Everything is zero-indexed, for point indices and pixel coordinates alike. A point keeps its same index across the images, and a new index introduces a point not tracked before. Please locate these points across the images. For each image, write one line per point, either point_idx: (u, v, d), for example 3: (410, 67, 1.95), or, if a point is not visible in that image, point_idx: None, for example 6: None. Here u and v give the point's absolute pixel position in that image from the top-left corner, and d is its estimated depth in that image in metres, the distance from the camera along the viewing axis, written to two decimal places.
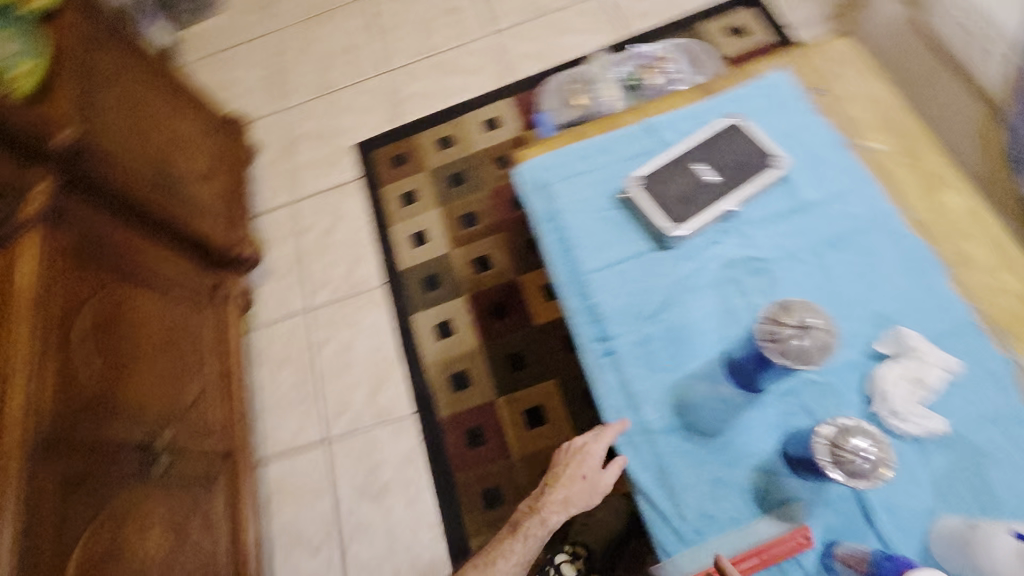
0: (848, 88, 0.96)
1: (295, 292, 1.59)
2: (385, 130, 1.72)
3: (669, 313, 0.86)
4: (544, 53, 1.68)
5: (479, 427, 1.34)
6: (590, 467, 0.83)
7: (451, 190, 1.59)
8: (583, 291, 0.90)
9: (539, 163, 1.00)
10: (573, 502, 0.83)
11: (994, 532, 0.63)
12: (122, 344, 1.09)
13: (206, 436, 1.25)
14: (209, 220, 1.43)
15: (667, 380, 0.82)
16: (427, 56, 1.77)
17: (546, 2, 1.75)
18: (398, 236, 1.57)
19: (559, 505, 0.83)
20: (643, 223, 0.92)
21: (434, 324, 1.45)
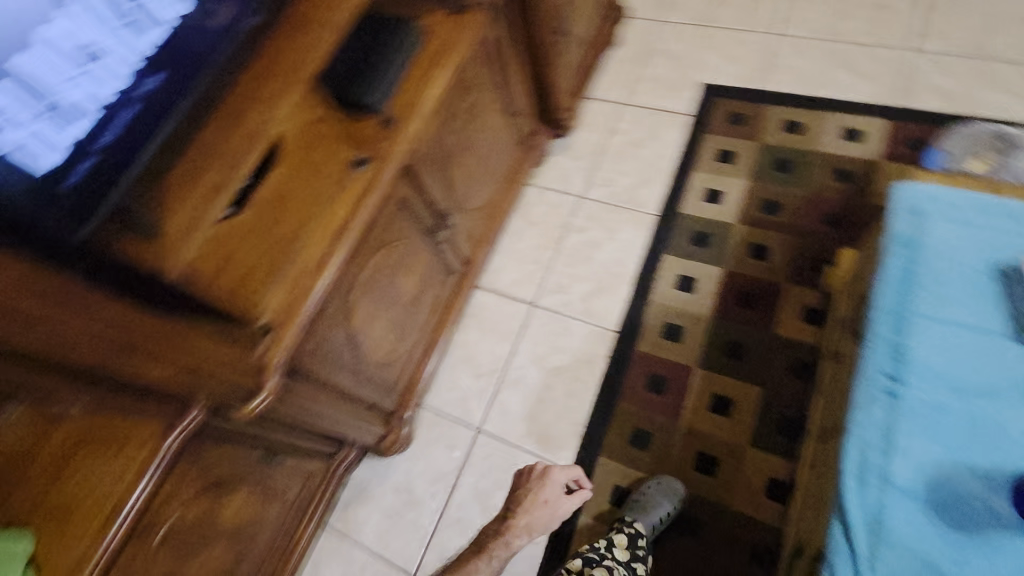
0: None
1: (578, 177, 1.70)
2: (740, 85, 1.70)
3: (988, 400, 0.79)
4: (954, 96, 1.50)
5: (664, 379, 1.37)
6: (555, 489, 1.24)
7: (769, 173, 1.55)
8: (906, 327, 0.84)
9: (931, 189, 0.93)
10: (533, 528, 1.21)
11: None
12: (467, 131, 1.27)
13: (464, 240, 1.42)
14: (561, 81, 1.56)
15: (943, 456, 0.77)
16: (826, 40, 1.67)
17: (992, 47, 1.54)
18: (694, 183, 1.59)
19: (523, 530, 1.20)
20: (1016, 307, 0.83)
21: (680, 273, 1.48)
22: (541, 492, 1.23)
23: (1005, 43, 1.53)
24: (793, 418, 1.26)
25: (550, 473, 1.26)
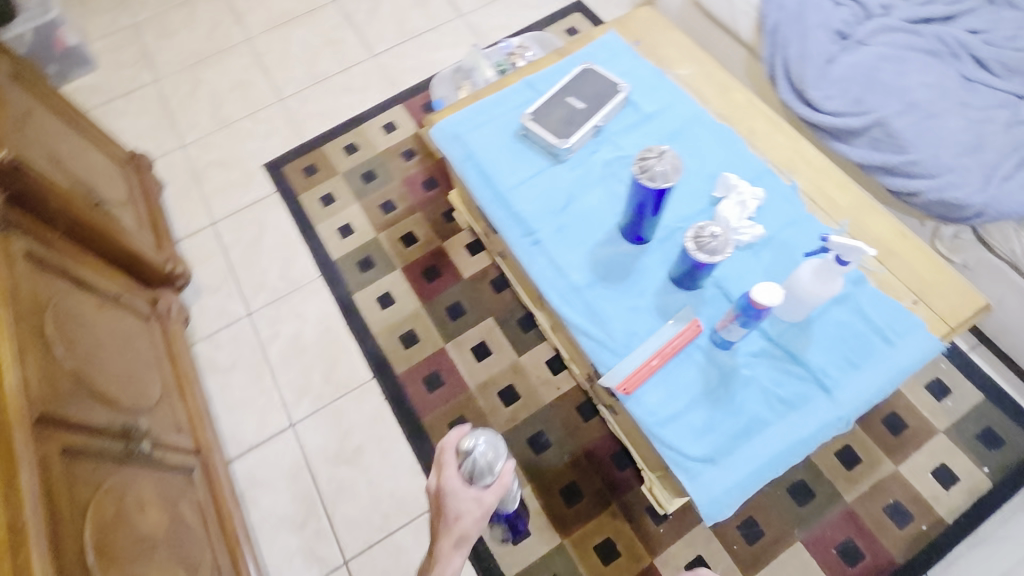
0: (657, 40, 1.34)
1: (232, 302, 1.64)
2: (291, 147, 1.91)
3: (574, 201, 1.15)
4: (422, 68, 2.01)
5: (434, 373, 1.49)
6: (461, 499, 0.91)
7: (366, 186, 1.80)
8: (507, 202, 1.17)
9: (451, 121, 1.27)
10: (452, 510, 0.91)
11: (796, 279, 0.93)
12: (94, 337, 1.17)
13: (173, 405, 1.29)
14: (140, 243, 1.49)
15: (584, 251, 1.10)
16: (317, 82, 2.03)
17: (412, 27, 2.10)
18: (327, 233, 1.73)
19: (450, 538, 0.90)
20: (539, 148, 1.21)
21: (376, 297, 1.61)
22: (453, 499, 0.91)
23: (417, 20, 2.12)
24: (524, 315, 1.53)
25: (448, 470, 0.93)
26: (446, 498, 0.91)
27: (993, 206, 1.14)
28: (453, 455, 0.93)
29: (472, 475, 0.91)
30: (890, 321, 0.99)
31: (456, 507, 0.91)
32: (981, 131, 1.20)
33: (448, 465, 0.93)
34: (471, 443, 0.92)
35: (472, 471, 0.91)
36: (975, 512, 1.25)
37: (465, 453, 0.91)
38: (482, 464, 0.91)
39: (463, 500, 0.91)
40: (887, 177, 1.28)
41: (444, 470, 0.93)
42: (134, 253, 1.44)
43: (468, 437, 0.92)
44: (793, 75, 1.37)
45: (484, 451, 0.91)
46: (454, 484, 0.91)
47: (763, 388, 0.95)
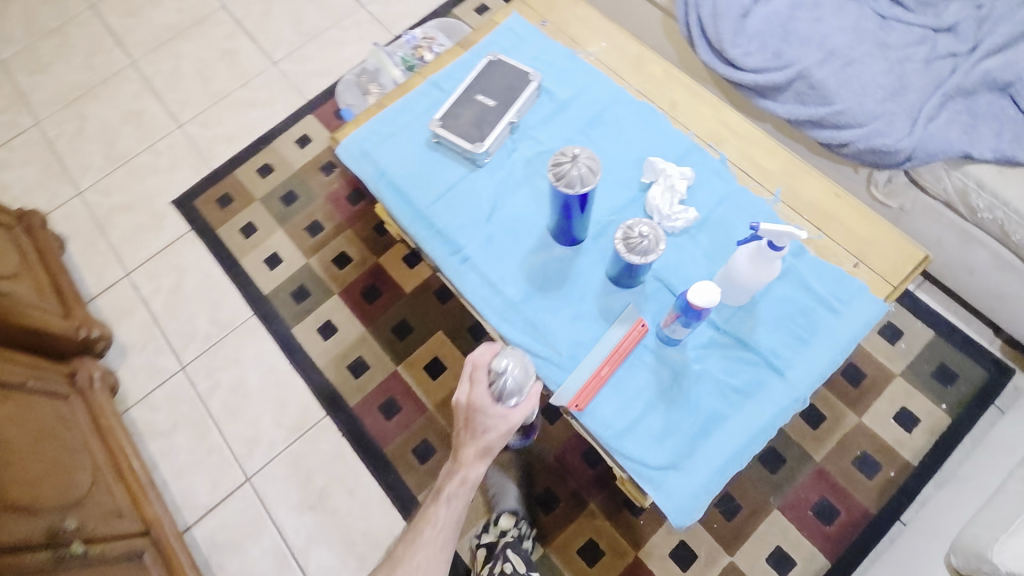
0: (564, 16, 1.25)
1: (162, 357, 1.52)
2: (200, 177, 1.75)
3: (499, 209, 1.08)
4: (329, 71, 1.87)
5: (390, 399, 1.42)
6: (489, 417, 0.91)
7: (288, 209, 1.67)
8: (428, 219, 1.08)
9: (356, 137, 1.17)
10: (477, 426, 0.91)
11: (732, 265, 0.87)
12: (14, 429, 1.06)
13: (109, 488, 1.20)
14: (46, 312, 1.36)
15: (516, 262, 1.03)
16: (218, 101, 1.87)
17: (311, 26, 1.94)
18: (253, 266, 1.60)
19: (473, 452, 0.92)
20: (454, 155, 1.12)
21: (316, 328, 1.51)
22: (483, 416, 0.91)
23: (315, 18, 1.95)
24: (474, 323, 1.47)
25: (477, 387, 0.91)
26: (474, 412, 0.91)
27: (921, 150, 1.12)
28: (483, 371, 0.92)
29: (500, 393, 0.90)
30: (834, 289, 0.97)
31: (484, 420, 0.91)
32: (901, 72, 1.17)
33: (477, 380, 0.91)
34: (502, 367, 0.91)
35: (500, 390, 0.90)
36: (938, 450, 1.27)
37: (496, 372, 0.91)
38: (512, 383, 0.90)
39: (491, 416, 0.90)
40: (816, 130, 1.24)
41: (473, 386, 0.92)
42: (40, 325, 1.31)
43: (502, 359, 0.90)
44: (709, 34, 1.31)
45: (515, 373, 0.90)
46: (484, 398, 0.90)
47: (717, 381, 0.92)
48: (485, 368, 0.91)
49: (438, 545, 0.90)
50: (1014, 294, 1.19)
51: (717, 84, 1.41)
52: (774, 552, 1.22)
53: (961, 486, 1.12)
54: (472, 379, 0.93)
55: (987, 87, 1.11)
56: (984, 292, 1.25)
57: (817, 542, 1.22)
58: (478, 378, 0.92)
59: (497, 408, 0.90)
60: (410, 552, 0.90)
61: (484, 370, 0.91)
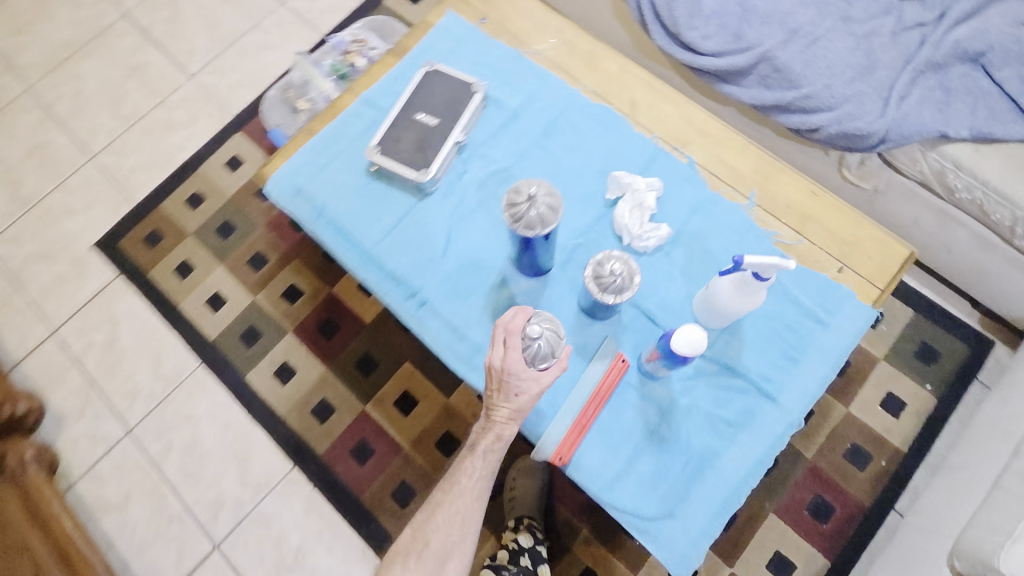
0: (504, 10, 1.11)
1: (104, 423, 1.39)
2: (123, 214, 1.57)
3: (454, 242, 0.97)
4: (252, 80, 1.67)
5: (361, 442, 1.33)
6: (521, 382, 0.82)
7: (225, 242, 1.51)
8: (378, 261, 0.98)
9: (285, 172, 1.03)
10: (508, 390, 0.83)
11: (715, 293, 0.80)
12: None
13: None
14: None
15: (479, 301, 0.94)
16: (131, 125, 1.67)
17: (228, 30, 1.73)
18: (194, 310, 1.46)
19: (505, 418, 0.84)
20: (398, 185, 1.01)
21: (273, 372, 1.39)
22: (515, 381, 0.82)
23: (231, 20, 1.74)
24: None
25: (508, 351, 0.82)
26: (507, 376, 0.81)
27: (894, 132, 1.05)
28: (513, 330, 0.82)
29: (535, 355, 0.80)
30: (820, 298, 0.90)
31: (517, 384, 0.82)
32: (868, 47, 1.09)
33: (507, 339, 0.82)
34: (536, 326, 0.82)
35: (535, 352, 0.80)
36: (926, 433, 1.26)
37: (531, 332, 0.81)
38: (547, 347, 0.82)
39: (525, 379, 0.82)
40: (785, 115, 1.15)
41: (503, 345, 0.82)
42: None
43: (533, 324, 0.81)
44: (664, 17, 1.20)
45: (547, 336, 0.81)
46: (516, 359, 0.81)
47: (706, 414, 0.86)
48: (516, 326, 0.82)
49: (474, 493, 0.86)
50: (993, 269, 1.16)
51: (677, 69, 1.31)
52: (774, 556, 1.20)
53: (956, 475, 1.10)
54: (500, 338, 0.83)
55: (959, 58, 1.04)
56: (964, 268, 1.21)
57: (815, 541, 1.20)
58: (508, 343, 0.82)
59: (531, 370, 0.81)
60: (448, 500, 0.85)
61: (517, 328, 0.81)
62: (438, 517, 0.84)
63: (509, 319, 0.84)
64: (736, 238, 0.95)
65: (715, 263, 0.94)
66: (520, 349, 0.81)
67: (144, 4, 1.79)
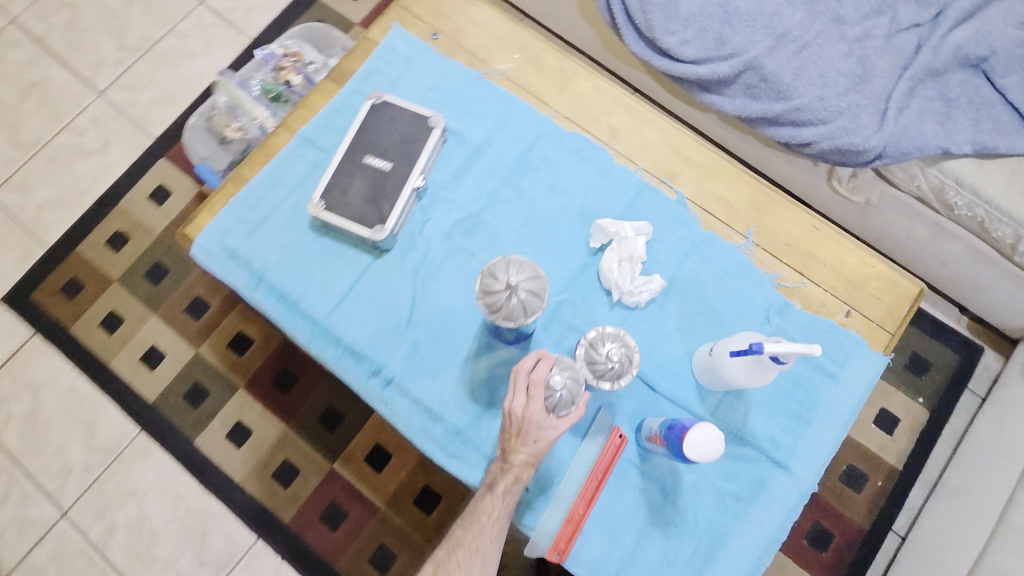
0: (460, 23, 0.96)
1: (34, 506, 1.24)
2: (33, 262, 1.36)
3: (419, 306, 0.85)
4: (173, 94, 1.45)
5: (332, 504, 1.21)
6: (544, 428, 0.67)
7: (158, 288, 1.33)
8: (333, 334, 0.85)
9: (213, 232, 0.88)
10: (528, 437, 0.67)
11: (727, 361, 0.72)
12: None
13: None
14: None
15: (453, 374, 0.83)
16: (35, 153, 1.43)
17: (139, 35, 1.49)
18: (128, 369, 1.29)
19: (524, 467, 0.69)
20: (351, 241, 0.87)
21: (225, 434, 1.25)
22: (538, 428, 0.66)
23: (142, 24, 1.50)
24: None
25: (531, 396, 0.66)
26: (526, 426, 0.66)
27: (892, 148, 0.96)
28: (536, 375, 0.67)
29: (559, 406, 0.66)
30: (829, 348, 0.83)
31: (538, 434, 0.67)
32: (862, 53, 0.99)
33: (528, 387, 0.66)
34: (562, 371, 0.66)
35: (561, 404, 0.65)
36: (920, 448, 1.22)
37: (557, 380, 0.65)
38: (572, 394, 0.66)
39: (547, 427, 0.66)
40: (774, 129, 1.05)
41: (523, 393, 0.67)
42: None
43: (557, 369, 0.66)
44: (638, 21, 1.06)
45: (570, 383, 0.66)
46: (539, 413, 0.66)
47: (714, 489, 0.78)
48: (539, 372, 0.66)
49: (496, 531, 0.70)
50: (989, 283, 1.11)
51: (655, 75, 1.18)
52: None
53: (958, 499, 1.08)
54: (519, 382, 0.67)
55: (959, 64, 0.96)
56: (957, 280, 1.16)
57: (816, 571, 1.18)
58: (529, 387, 0.66)
59: (553, 420, 0.66)
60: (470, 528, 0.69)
61: (540, 376, 0.65)
62: (459, 554, 0.68)
63: (529, 360, 0.68)
64: (736, 284, 0.85)
65: (714, 314, 0.84)
66: (543, 399, 0.66)
67: (34, 5, 1.52)
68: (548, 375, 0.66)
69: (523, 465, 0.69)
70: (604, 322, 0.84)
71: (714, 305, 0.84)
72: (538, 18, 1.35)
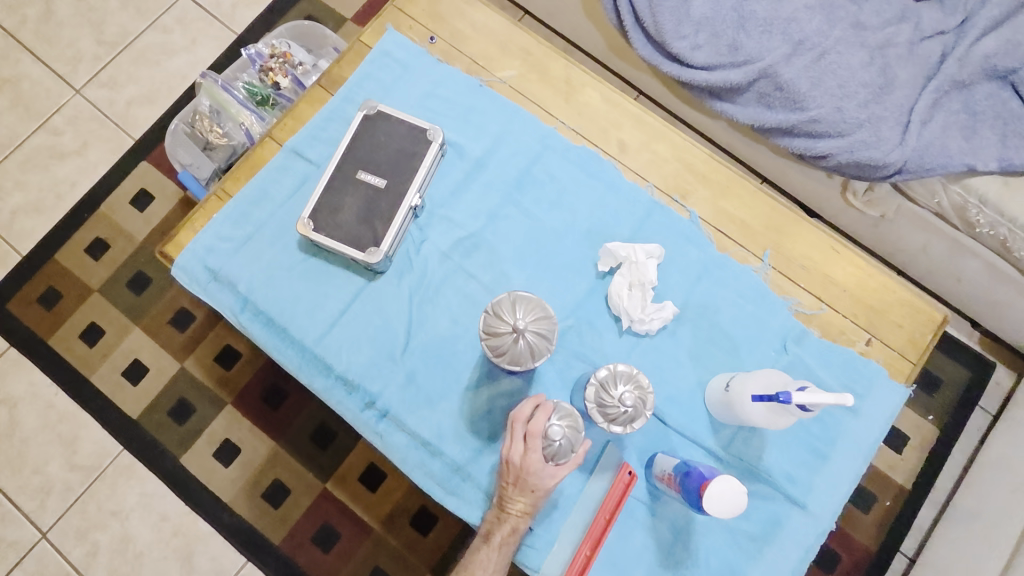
0: (459, 26, 0.90)
1: (12, 527, 1.18)
2: (7, 271, 1.29)
3: (416, 332, 0.80)
4: (156, 93, 1.38)
5: (324, 525, 1.17)
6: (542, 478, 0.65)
7: (141, 298, 1.27)
8: (324, 362, 0.80)
9: (195, 251, 0.82)
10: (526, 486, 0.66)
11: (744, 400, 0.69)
12: None
13: None
14: None
15: (452, 406, 0.78)
16: (8, 154, 1.35)
17: (118, 30, 1.41)
18: (109, 384, 1.24)
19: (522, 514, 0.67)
20: (343, 262, 0.82)
21: (212, 452, 1.20)
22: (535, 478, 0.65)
23: (121, 17, 1.42)
24: None
25: (527, 445, 0.64)
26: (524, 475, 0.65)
27: (913, 162, 0.92)
28: (533, 425, 0.65)
29: (559, 455, 0.64)
30: (849, 379, 0.79)
31: (536, 483, 0.66)
32: (883, 62, 0.94)
33: (526, 437, 0.64)
34: (560, 420, 0.65)
35: (561, 453, 0.64)
36: (930, 467, 1.19)
37: (555, 429, 0.64)
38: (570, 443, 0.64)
39: (545, 478, 0.65)
40: (788, 140, 1.00)
41: (521, 442, 0.65)
42: None
43: (554, 418, 0.64)
44: (647, 24, 1.00)
45: (568, 432, 0.64)
46: (537, 463, 0.64)
47: (728, 529, 0.75)
48: (537, 423, 0.64)
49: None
50: (1006, 301, 1.07)
51: (663, 80, 1.12)
52: None
53: (970, 523, 1.06)
54: (517, 431, 0.66)
55: (986, 76, 0.92)
56: (972, 296, 1.12)
57: None
58: (527, 436, 0.65)
59: (552, 469, 0.65)
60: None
61: (538, 426, 0.64)
62: None
63: (526, 408, 0.66)
64: (751, 309, 0.81)
65: (728, 343, 0.80)
66: (542, 449, 0.64)
67: None
68: (547, 424, 0.64)
69: (522, 512, 0.67)
70: (612, 351, 0.79)
71: (728, 333, 0.80)
72: (540, 16, 1.28)
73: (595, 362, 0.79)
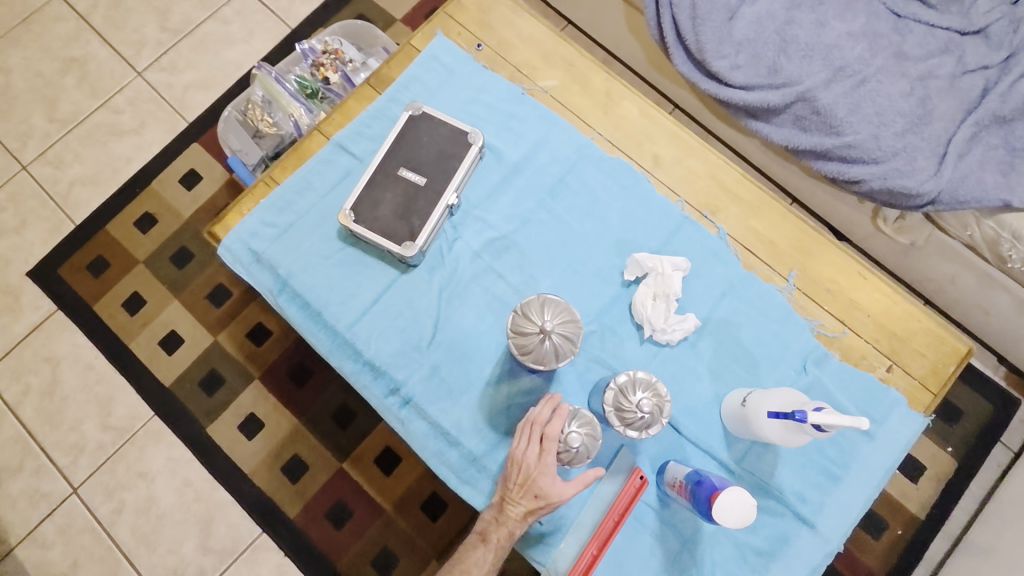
0: (506, 35, 0.93)
1: (47, 480, 1.25)
2: (61, 238, 1.37)
3: (443, 326, 0.83)
4: (211, 79, 1.44)
5: (338, 503, 1.21)
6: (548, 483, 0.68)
7: (182, 274, 1.33)
8: (354, 347, 0.83)
9: (240, 234, 0.87)
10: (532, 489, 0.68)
11: (760, 415, 0.70)
12: None
13: None
14: None
15: (472, 399, 0.81)
16: (71, 128, 1.43)
17: (181, 18, 1.48)
18: (146, 352, 1.30)
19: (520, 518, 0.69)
20: (378, 254, 0.86)
21: (237, 426, 1.25)
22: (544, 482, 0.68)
23: (184, 6, 1.49)
24: None
25: (543, 448, 0.68)
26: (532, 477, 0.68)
27: (947, 195, 0.92)
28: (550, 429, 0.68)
29: (574, 458, 0.69)
30: (866, 405, 0.79)
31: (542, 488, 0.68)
32: (923, 93, 0.94)
33: (543, 439, 0.68)
34: (579, 427, 0.69)
35: (577, 457, 0.69)
36: (943, 500, 1.18)
37: (573, 436, 0.68)
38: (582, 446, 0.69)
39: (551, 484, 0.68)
40: (821, 163, 1.00)
41: (536, 444, 0.68)
42: None
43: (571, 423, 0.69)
44: (689, 42, 1.01)
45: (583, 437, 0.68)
46: (552, 465, 0.68)
47: (734, 540, 0.76)
48: (554, 426, 0.68)
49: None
50: None
51: (701, 97, 1.14)
52: None
53: (979, 558, 1.05)
54: (534, 433, 0.69)
55: None
56: (999, 333, 1.11)
57: None
58: (543, 440, 0.68)
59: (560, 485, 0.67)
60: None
61: (555, 431, 0.67)
62: None
63: (545, 412, 0.70)
64: (772, 328, 0.82)
65: (747, 359, 0.81)
66: (558, 452, 0.68)
67: None
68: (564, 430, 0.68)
69: (521, 517, 0.69)
70: (632, 358, 0.81)
71: (748, 349, 0.81)
72: (585, 27, 1.31)
73: (615, 367, 0.81)
